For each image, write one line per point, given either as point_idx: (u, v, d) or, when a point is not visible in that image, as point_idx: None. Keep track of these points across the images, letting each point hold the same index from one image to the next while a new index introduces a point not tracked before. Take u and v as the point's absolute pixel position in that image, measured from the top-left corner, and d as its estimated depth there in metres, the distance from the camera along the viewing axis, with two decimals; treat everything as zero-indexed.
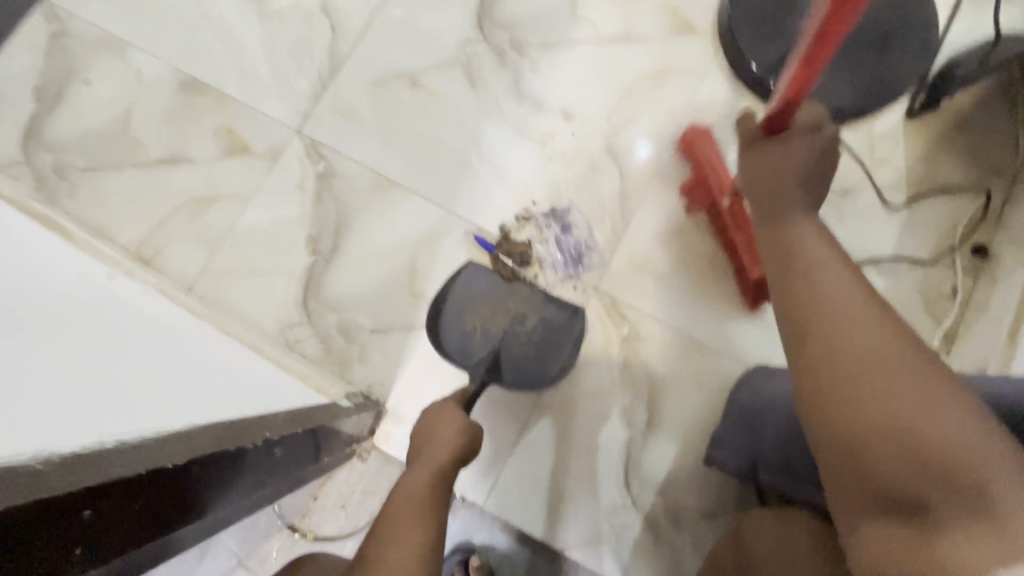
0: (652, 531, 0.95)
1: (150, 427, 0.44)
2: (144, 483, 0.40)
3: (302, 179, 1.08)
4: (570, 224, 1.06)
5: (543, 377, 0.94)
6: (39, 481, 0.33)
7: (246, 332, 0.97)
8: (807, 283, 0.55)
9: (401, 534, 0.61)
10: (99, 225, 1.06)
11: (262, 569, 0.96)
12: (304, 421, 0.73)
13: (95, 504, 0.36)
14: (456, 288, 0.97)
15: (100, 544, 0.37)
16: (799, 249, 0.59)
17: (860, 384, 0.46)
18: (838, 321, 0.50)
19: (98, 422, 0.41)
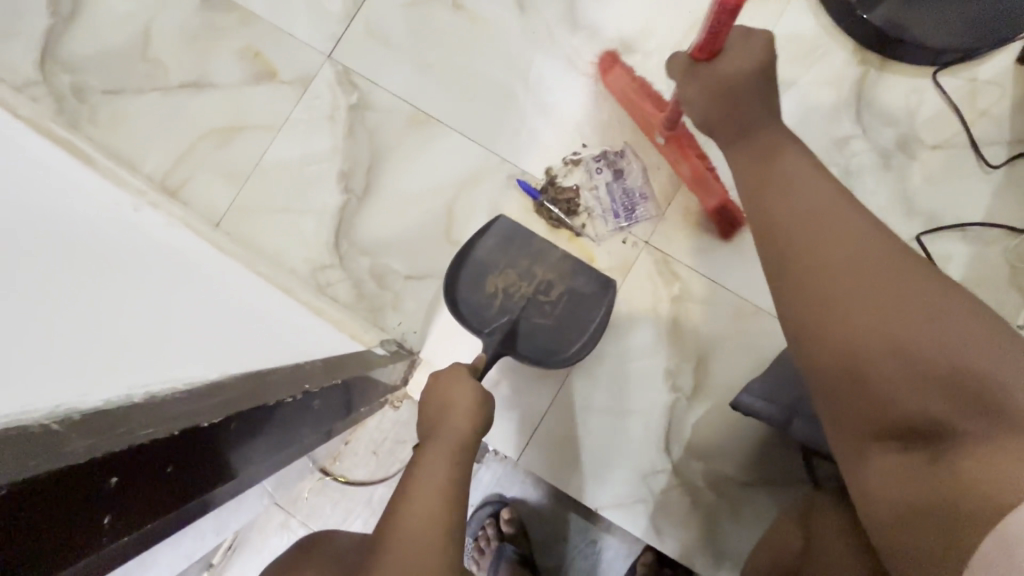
0: (692, 497, 0.91)
1: (183, 378, 0.42)
2: (174, 446, 0.36)
3: (333, 110, 1.00)
4: (623, 170, 0.97)
5: (561, 354, 0.87)
6: (60, 443, 0.30)
7: (275, 272, 0.93)
8: (789, 214, 0.53)
9: (429, 488, 0.57)
10: (122, 153, 1.00)
11: (295, 508, 0.99)
12: (340, 371, 0.70)
13: (123, 471, 0.32)
14: (477, 248, 0.89)
15: (133, 509, 0.33)
16: (784, 178, 0.56)
17: (857, 311, 0.47)
18: (831, 250, 0.50)
19: (129, 372, 0.39)
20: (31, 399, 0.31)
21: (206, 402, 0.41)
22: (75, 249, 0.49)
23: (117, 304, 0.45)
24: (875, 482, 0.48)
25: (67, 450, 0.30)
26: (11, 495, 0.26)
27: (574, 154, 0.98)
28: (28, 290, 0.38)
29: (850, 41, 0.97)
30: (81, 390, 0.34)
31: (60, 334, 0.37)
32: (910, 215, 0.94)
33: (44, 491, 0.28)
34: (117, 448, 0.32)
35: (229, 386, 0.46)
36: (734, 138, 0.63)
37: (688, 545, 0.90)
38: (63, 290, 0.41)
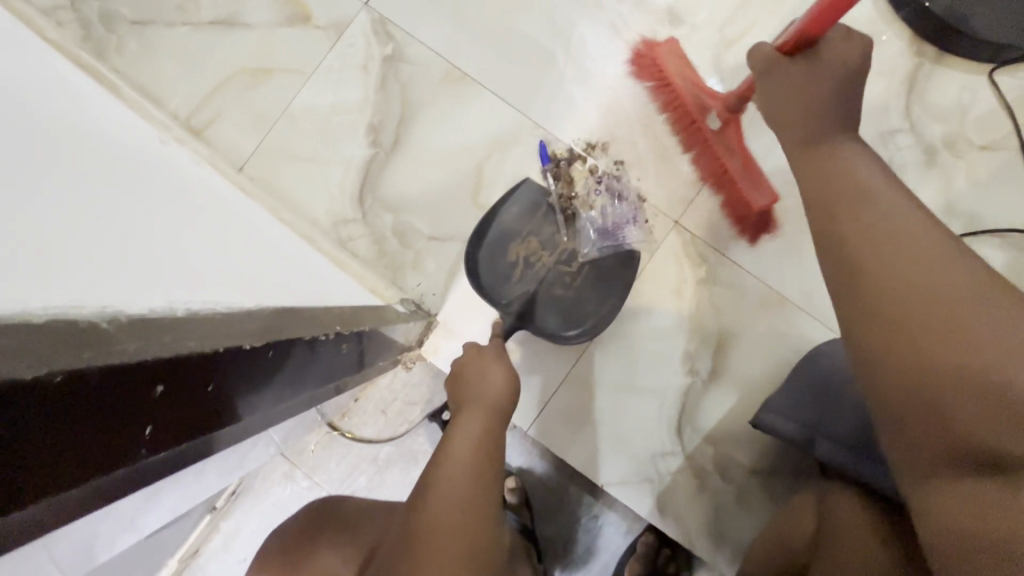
0: (699, 481, 0.91)
1: (219, 301, 0.43)
2: (210, 365, 0.36)
3: (367, 60, 0.97)
4: (619, 195, 0.93)
5: (579, 326, 0.88)
6: (109, 341, 0.29)
7: (297, 222, 0.91)
8: (848, 221, 0.48)
9: (463, 466, 0.55)
10: (147, 87, 0.97)
11: (300, 460, 0.99)
12: (358, 321, 0.68)
13: (166, 381, 0.32)
14: (500, 217, 0.90)
15: (167, 425, 0.33)
16: (854, 186, 0.50)
17: (930, 327, 0.40)
18: (899, 256, 0.43)
19: (168, 287, 0.39)
20: (84, 293, 0.30)
21: (241, 327, 0.42)
22: (95, 172, 0.47)
23: (139, 230, 0.44)
24: (936, 528, 0.39)
25: (117, 348, 0.29)
26: (65, 382, 0.25)
27: (573, 162, 0.94)
28: (54, 201, 0.37)
29: (907, 30, 0.94)
30: (126, 296, 0.33)
31: (93, 242, 0.36)
32: (950, 216, 0.91)
33: (99, 384, 0.27)
34: (161, 356, 0.31)
35: (256, 317, 0.46)
36: (803, 143, 0.57)
37: (690, 528, 0.90)
38: (86, 206, 0.40)
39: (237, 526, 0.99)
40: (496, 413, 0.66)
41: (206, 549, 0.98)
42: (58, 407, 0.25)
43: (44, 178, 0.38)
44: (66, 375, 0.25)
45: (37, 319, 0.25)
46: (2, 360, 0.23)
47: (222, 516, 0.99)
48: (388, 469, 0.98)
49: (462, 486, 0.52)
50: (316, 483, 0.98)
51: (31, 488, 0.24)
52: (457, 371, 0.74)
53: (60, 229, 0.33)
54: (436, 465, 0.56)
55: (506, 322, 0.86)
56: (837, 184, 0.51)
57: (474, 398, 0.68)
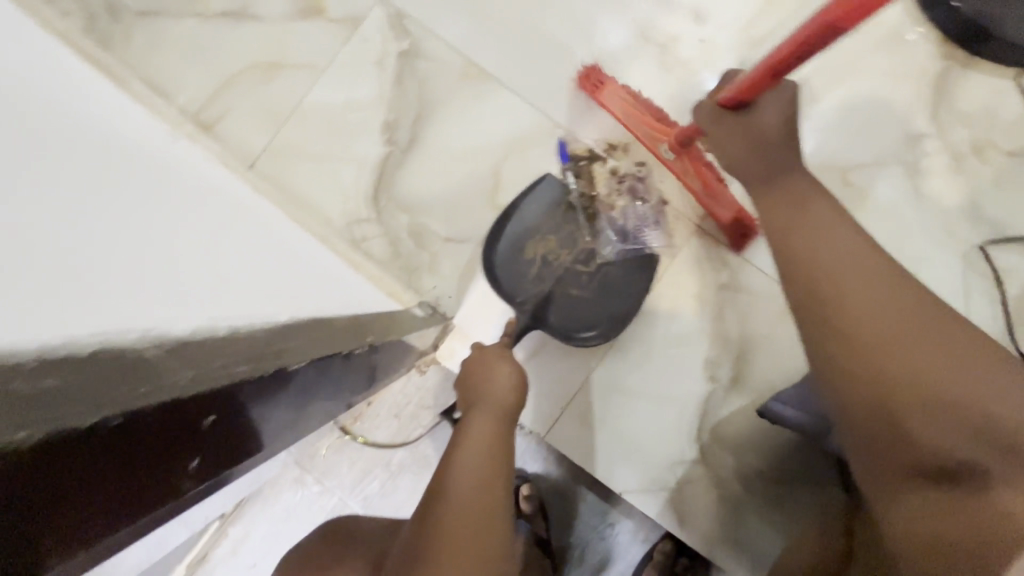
0: (719, 490, 0.89)
1: (258, 315, 0.43)
2: (257, 390, 0.36)
3: (383, 56, 0.94)
4: (641, 194, 0.92)
5: (594, 327, 0.86)
6: (161, 373, 0.29)
7: (311, 222, 0.89)
8: (815, 245, 0.49)
9: (480, 462, 0.52)
10: (155, 80, 0.94)
11: (311, 464, 0.96)
12: (380, 329, 0.67)
13: (215, 412, 0.32)
14: (518, 213, 0.88)
15: (216, 452, 0.33)
16: (811, 215, 0.51)
17: (880, 340, 0.43)
18: (850, 272, 0.46)
19: (210, 303, 0.39)
20: (129, 318, 0.30)
21: (279, 342, 0.42)
22: (119, 178, 0.46)
23: (167, 240, 0.43)
24: (900, 536, 0.41)
25: (172, 381, 0.29)
26: (121, 426, 0.26)
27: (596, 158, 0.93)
28: (91, 216, 0.36)
29: (934, 32, 0.92)
30: (167, 317, 0.33)
31: (126, 263, 0.35)
32: (976, 223, 0.90)
33: (156, 421, 0.28)
34: (212, 388, 0.31)
35: (288, 331, 0.45)
36: (757, 179, 0.58)
37: (709, 537, 0.88)
38: (115, 220, 0.39)
39: (245, 532, 0.96)
40: (502, 414, 0.63)
41: (214, 555, 0.96)
42: (112, 451, 0.25)
43: (74, 193, 0.37)
44: (122, 420, 0.25)
45: (84, 353, 0.26)
46: (56, 407, 0.23)
47: (230, 522, 0.96)
48: (401, 475, 0.96)
49: (479, 484, 0.49)
50: (327, 489, 0.96)
51: (83, 532, 0.25)
52: (462, 371, 0.71)
53: (95, 252, 0.33)
54: (451, 460, 0.52)
55: (519, 322, 0.85)
56: (794, 212, 0.52)
57: (478, 398, 0.65)
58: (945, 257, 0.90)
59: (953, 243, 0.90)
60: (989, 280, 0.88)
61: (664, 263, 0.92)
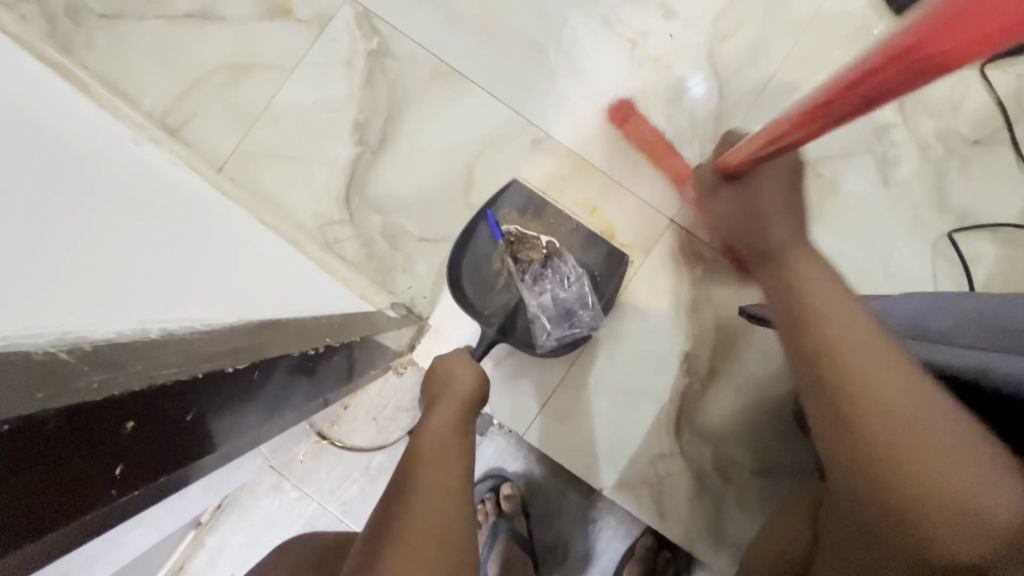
0: (698, 483, 0.89)
1: (201, 319, 0.42)
2: (189, 394, 0.35)
3: (351, 56, 0.93)
4: (570, 278, 0.87)
5: (557, 340, 0.87)
6: (74, 378, 0.28)
7: (282, 224, 0.87)
8: (807, 328, 0.49)
9: (438, 452, 0.52)
10: (119, 84, 0.92)
11: (289, 470, 0.95)
12: (347, 328, 0.66)
13: (139, 416, 0.31)
14: (477, 234, 0.87)
15: (142, 462, 0.32)
16: (804, 303, 0.51)
17: (863, 415, 0.41)
18: (831, 348, 0.46)
19: (147, 305, 0.37)
20: (41, 322, 0.28)
21: (220, 347, 0.40)
22: (64, 176, 0.44)
23: (111, 241, 0.41)
24: None
25: (79, 386, 0.28)
26: (17, 434, 0.24)
27: (526, 236, 0.89)
28: (20, 207, 0.34)
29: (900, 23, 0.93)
30: (91, 319, 0.32)
31: (57, 256, 0.33)
32: (943, 211, 0.91)
33: (62, 426, 0.26)
34: (128, 392, 0.30)
35: (237, 334, 0.44)
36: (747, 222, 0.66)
37: (689, 530, 0.89)
38: (51, 215, 0.36)
39: (223, 541, 0.95)
40: (466, 407, 0.63)
41: (191, 565, 0.95)
42: (5, 459, 0.23)
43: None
44: (14, 427, 0.24)
45: None
46: None
47: (207, 531, 0.95)
48: (380, 478, 0.95)
49: (443, 473, 0.49)
50: (305, 494, 0.95)
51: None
52: (432, 368, 0.71)
53: (18, 243, 0.31)
54: (411, 458, 0.52)
55: (485, 334, 0.84)
56: (799, 316, 0.51)
57: (444, 392, 0.65)
58: (913, 245, 0.91)
59: (920, 232, 0.91)
60: (958, 268, 0.89)
61: (638, 259, 0.92)
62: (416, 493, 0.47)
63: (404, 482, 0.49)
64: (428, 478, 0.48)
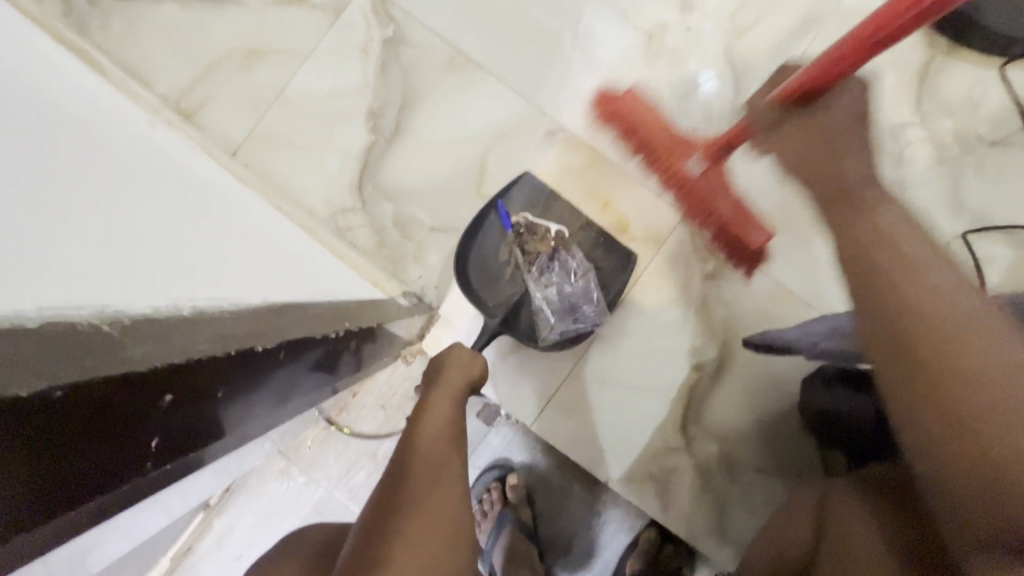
0: (703, 478, 0.90)
1: (227, 298, 0.42)
2: (217, 373, 0.37)
3: (366, 43, 0.93)
4: (578, 272, 0.86)
5: (560, 336, 0.86)
6: (116, 349, 0.28)
7: (294, 210, 0.88)
8: (893, 287, 0.45)
9: (434, 439, 0.52)
10: (134, 67, 0.92)
11: (297, 455, 0.96)
12: (360, 316, 0.66)
13: (175, 391, 0.32)
14: (488, 223, 0.86)
15: (178, 436, 0.33)
16: (901, 257, 0.47)
17: (963, 371, 0.39)
18: (919, 298, 0.43)
19: (177, 282, 0.38)
20: (77, 292, 0.28)
21: (245, 327, 0.40)
22: (84, 157, 0.44)
23: (136, 220, 0.41)
24: None
25: (121, 356, 0.28)
26: (68, 401, 0.25)
27: (537, 226, 0.87)
28: (53, 182, 0.35)
29: None
30: (127, 294, 0.31)
31: (80, 230, 0.33)
32: (957, 212, 0.90)
33: (106, 396, 0.27)
34: (165, 362, 0.31)
35: (260, 317, 0.44)
36: (833, 201, 0.56)
37: (693, 524, 0.89)
38: (72, 193, 0.36)
39: (231, 523, 0.96)
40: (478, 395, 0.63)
41: (199, 547, 0.96)
42: (49, 422, 0.24)
43: (25, 160, 0.34)
44: (66, 392, 0.25)
45: (28, 327, 0.24)
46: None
47: (216, 513, 0.96)
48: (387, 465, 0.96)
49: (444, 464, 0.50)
50: (313, 480, 0.96)
51: (17, 515, 0.23)
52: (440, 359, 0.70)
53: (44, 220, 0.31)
54: (409, 444, 0.52)
55: (487, 326, 0.84)
56: (884, 266, 0.47)
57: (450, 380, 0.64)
58: None
59: (934, 231, 0.90)
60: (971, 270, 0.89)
61: (649, 253, 0.92)
62: (417, 485, 0.47)
63: (398, 467, 0.49)
64: (425, 468, 0.48)
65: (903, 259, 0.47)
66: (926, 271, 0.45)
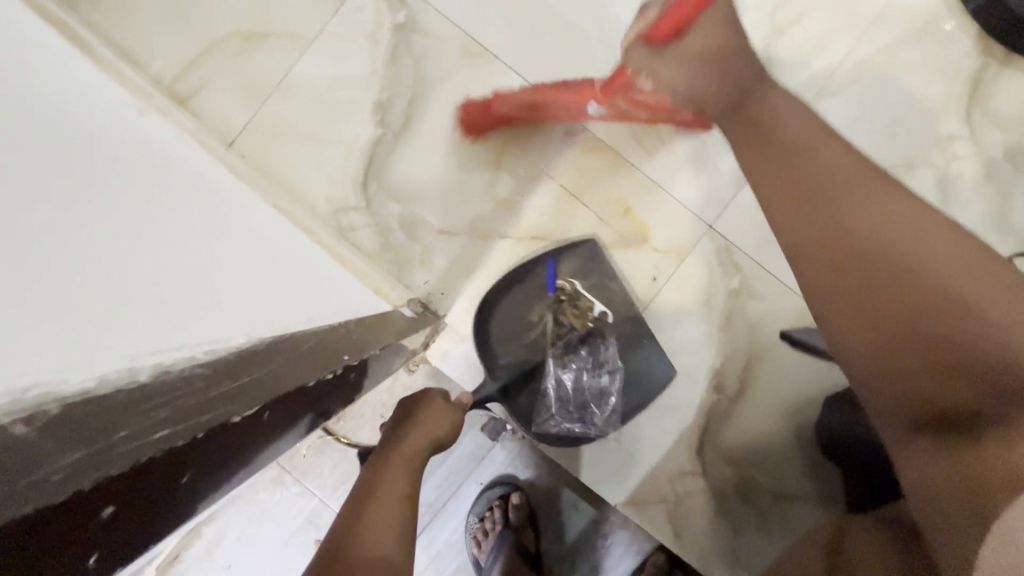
0: (718, 506, 0.85)
1: (204, 342, 0.35)
2: (177, 461, 0.31)
3: (376, 28, 0.87)
4: (603, 365, 0.85)
5: (551, 429, 0.83)
6: (31, 468, 0.22)
7: (293, 207, 0.82)
8: (802, 166, 0.40)
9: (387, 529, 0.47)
10: (124, 46, 0.86)
11: (290, 465, 0.92)
12: (359, 347, 0.58)
13: (117, 501, 0.27)
14: (534, 277, 0.84)
15: (120, 545, 0.28)
16: (796, 148, 0.40)
17: (892, 267, 0.37)
18: (820, 184, 0.39)
19: (146, 321, 0.31)
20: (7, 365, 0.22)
21: (219, 387, 0.35)
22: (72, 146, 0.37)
23: None
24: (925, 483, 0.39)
25: (35, 479, 0.22)
26: None
27: (583, 300, 0.85)
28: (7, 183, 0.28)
29: (975, 25, 0.85)
30: (72, 356, 0.25)
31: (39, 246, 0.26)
32: (1003, 233, 0.84)
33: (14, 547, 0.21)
34: (102, 476, 0.25)
35: (241, 365, 0.38)
36: (736, 101, 0.43)
37: (707, 554, 0.84)
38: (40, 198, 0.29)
39: (220, 532, 0.92)
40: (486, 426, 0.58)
41: (187, 555, 0.91)
42: None
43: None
44: None
45: None
46: None
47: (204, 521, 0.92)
48: None
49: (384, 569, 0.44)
50: (307, 489, 0.92)
51: None
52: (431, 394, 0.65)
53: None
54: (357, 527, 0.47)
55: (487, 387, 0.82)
56: (799, 152, 0.40)
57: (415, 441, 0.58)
58: None
59: None
60: None
61: (670, 266, 0.86)
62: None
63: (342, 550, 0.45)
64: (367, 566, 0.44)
65: (839, 166, 0.39)
66: (835, 156, 0.40)
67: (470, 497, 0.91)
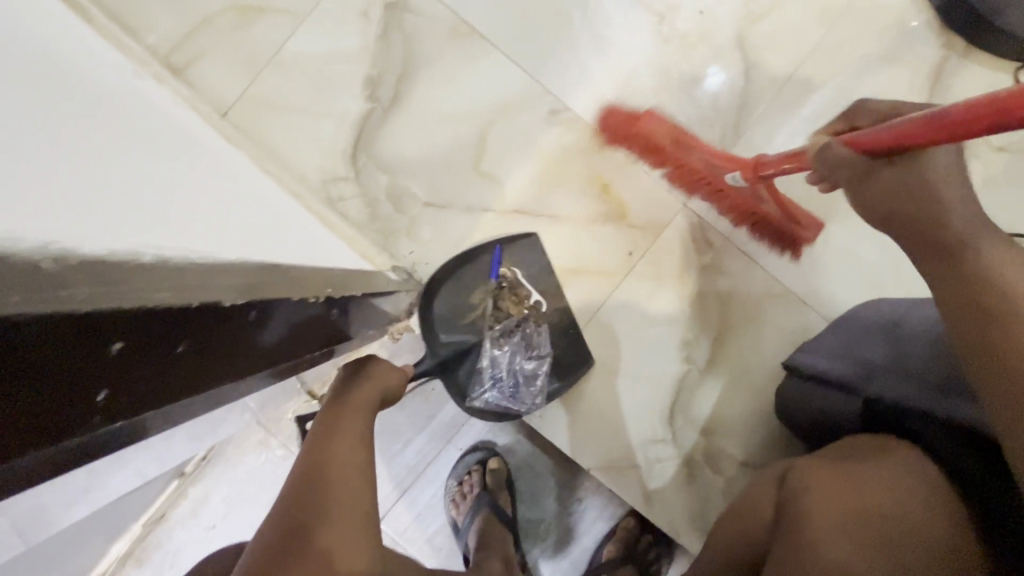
0: (686, 471, 0.89)
1: (194, 250, 0.39)
2: (178, 327, 0.33)
3: (368, 6, 0.90)
4: (535, 350, 0.86)
5: (482, 407, 0.86)
6: (62, 287, 0.24)
7: (285, 176, 0.85)
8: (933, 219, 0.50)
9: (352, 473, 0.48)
10: (121, 17, 0.88)
11: (276, 428, 0.94)
12: (343, 285, 0.62)
13: (126, 338, 0.29)
14: (477, 263, 0.86)
15: (123, 392, 0.29)
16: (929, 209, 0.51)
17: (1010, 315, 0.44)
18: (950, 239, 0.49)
19: (138, 230, 0.35)
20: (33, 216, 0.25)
21: (214, 281, 0.38)
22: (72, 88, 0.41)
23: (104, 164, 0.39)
24: None
25: (71, 296, 0.24)
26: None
27: (520, 287, 0.87)
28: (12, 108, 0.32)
29: (936, 19, 0.90)
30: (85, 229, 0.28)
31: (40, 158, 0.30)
32: None
33: (42, 340, 0.23)
34: (119, 309, 0.27)
35: (234, 273, 0.42)
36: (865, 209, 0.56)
37: (674, 516, 0.89)
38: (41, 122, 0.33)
39: (206, 492, 0.95)
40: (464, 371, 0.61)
41: (172, 514, 0.94)
42: None
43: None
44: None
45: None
46: None
47: (191, 482, 0.95)
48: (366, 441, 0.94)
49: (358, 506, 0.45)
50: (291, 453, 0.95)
51: None
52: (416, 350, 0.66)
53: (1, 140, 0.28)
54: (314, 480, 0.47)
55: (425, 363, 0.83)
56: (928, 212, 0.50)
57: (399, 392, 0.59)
58: None
59: None
60: None
61: (646, 241, 0.90)
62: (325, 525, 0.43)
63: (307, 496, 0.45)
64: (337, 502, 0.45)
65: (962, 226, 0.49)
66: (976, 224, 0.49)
67: (450, 462, 0.95)
